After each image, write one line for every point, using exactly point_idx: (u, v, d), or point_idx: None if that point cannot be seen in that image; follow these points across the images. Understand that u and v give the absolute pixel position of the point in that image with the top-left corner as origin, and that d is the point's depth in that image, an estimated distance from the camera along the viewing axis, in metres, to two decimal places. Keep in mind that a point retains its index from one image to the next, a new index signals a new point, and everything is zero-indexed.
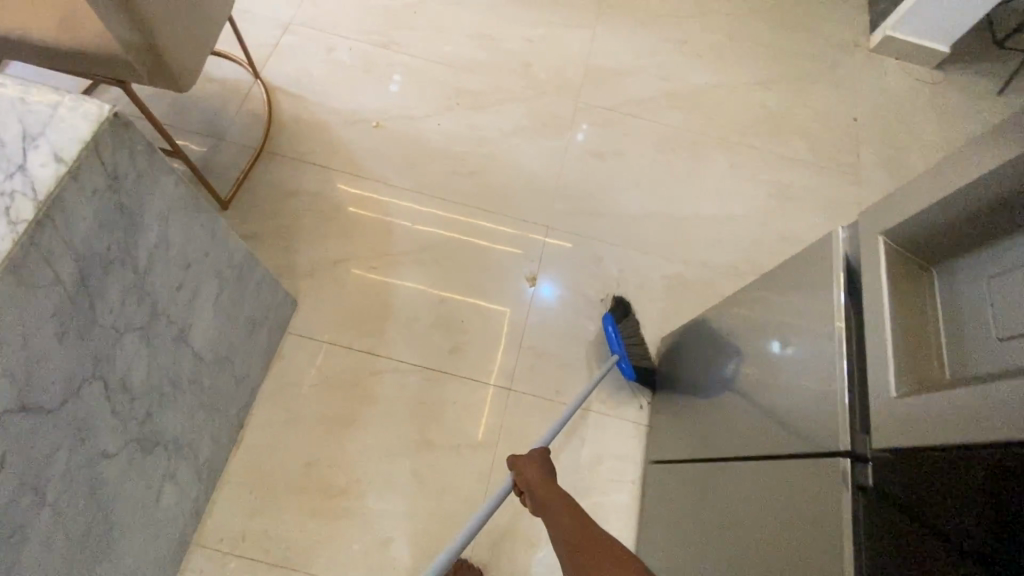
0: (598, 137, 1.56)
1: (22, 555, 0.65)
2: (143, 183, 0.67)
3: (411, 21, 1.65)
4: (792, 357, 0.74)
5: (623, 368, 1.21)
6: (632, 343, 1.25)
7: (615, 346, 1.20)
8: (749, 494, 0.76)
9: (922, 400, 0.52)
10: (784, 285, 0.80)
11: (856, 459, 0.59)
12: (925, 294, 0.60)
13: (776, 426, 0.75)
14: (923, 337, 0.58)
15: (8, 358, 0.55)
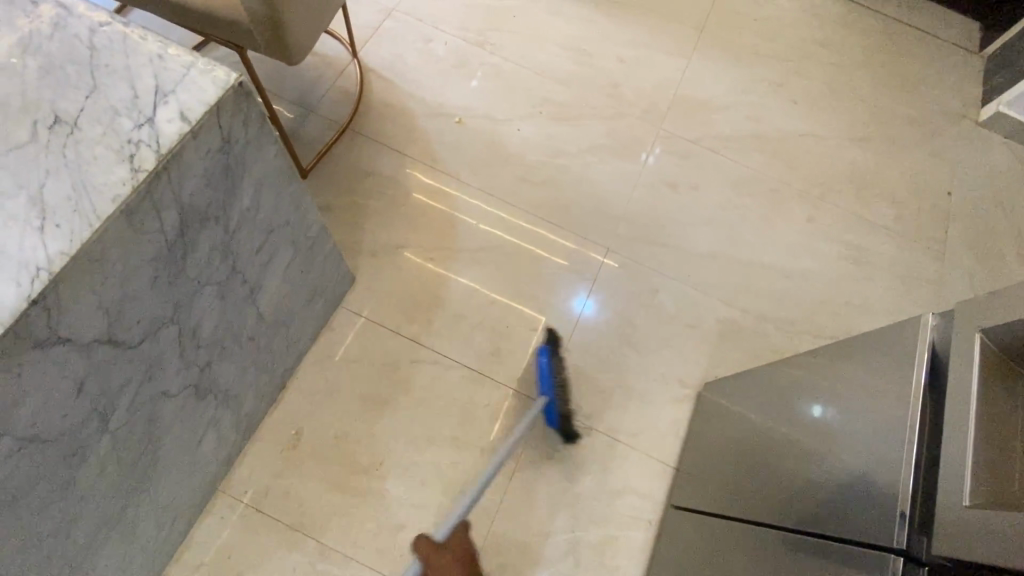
0: (675, 168, 1.53)
1: (80, 473, 0.70)
2: (249, 149, 0.71)
3: (510, 25, 1.68)
4: (845, 435, 0.71)
5: (548, 412, 1.18)
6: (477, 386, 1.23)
7: (543, 385, 1.18)
8: (774, 564, 0.74)
9: (999, 517, 0.48)
10: (852, 360, 0.77)
11: (907, 559, 0.57)
12: (1014, 402, 0.57)
13: (815, 501, 0.72)
14: (1006, 448, 0.55)
15: (105, 292, 0.59)
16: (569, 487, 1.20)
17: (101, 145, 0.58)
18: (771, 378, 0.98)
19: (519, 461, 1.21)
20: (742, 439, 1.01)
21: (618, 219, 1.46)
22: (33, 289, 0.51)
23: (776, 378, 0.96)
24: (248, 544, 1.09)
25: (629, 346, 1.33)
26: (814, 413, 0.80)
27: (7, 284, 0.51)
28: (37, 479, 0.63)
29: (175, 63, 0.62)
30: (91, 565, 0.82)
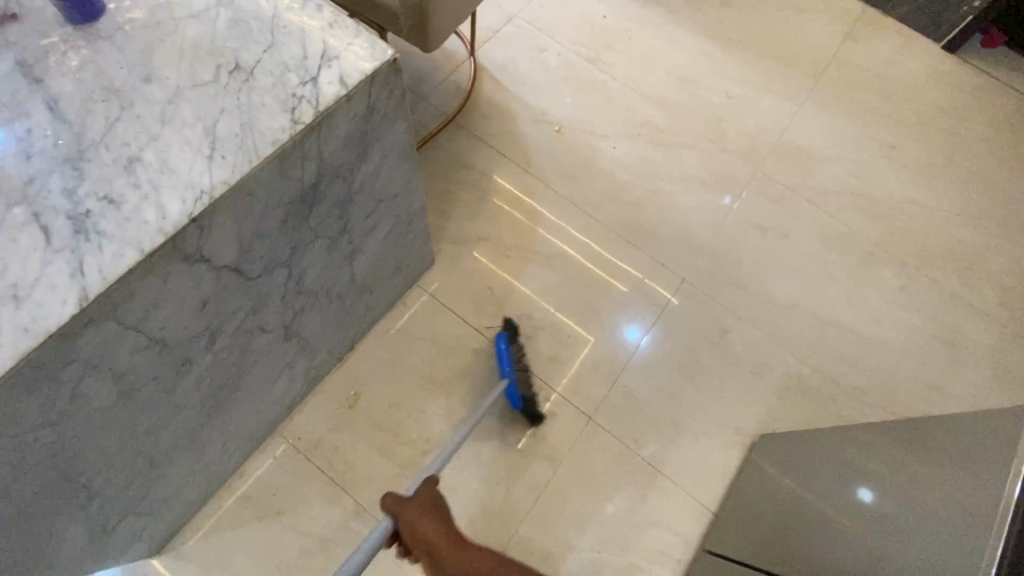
0: (766, 212, 1.50)
1: (182, 384, 0.76)
2: (386, 121, 0.76)
3: (624, 46, 1.70)
4: (915, 516, 0.68)
5: (509, 393, 1.20)
6: (524, 370, 1.23)
7: (503, 368, 1.20)
8: None
9: None
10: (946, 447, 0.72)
11: None
12: None
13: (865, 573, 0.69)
14: None
15: (245, 224, 0.65)
16: (603, 507, 1.19)
17: (269, 94, 0.64)
18: (842, 445, 0.95)
19: (558, 469, 1.21)
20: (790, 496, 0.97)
21: (698, 252, 1.44)
22: (196, 208, 0.58)
23: (850, 448, 0.92)
24: (293, 487, 1.15)
25: (689, 381, 1.31)
26: (862, 498, 0.79)
27: (176, 200, 0.58)
28: (152, 381, 0.69)
29: (344, 33, 0.68)
30: (166, 472, 0.89)
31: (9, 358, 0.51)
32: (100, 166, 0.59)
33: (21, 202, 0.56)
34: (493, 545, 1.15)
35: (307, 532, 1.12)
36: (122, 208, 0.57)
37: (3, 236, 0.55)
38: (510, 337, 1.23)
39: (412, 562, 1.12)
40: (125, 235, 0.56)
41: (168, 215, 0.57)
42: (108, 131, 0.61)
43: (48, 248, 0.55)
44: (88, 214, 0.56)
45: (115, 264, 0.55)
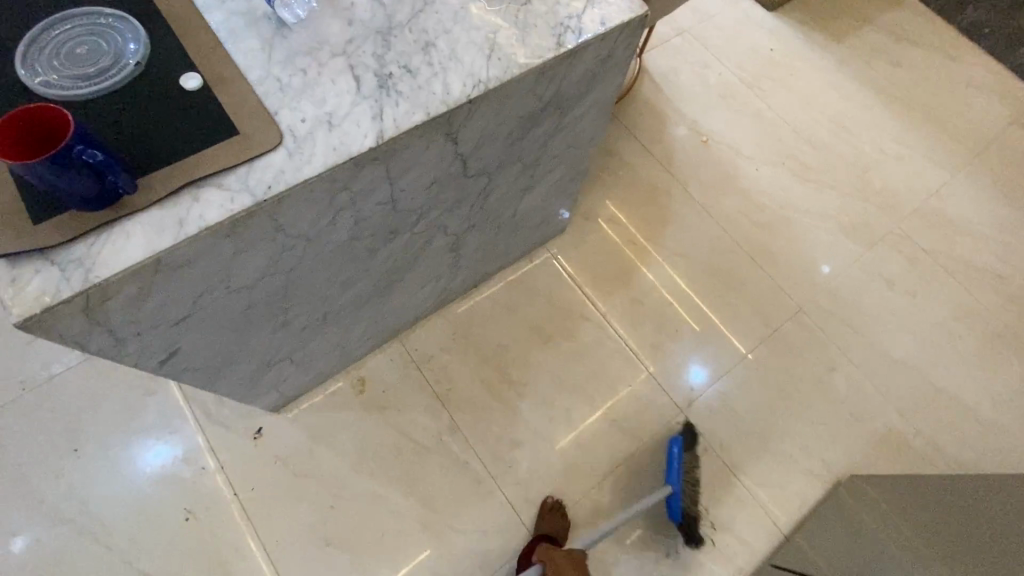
0: (896, 268, 1.50)
1: (379, 252, 0.87)
2: (612, 72, 0.86)
3: (785, 82, 1.75)
4: None
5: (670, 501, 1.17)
6: (690, 485, 1.21)
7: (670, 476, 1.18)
8: None
9: None
10: None
11: None
12: None
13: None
14: None
15: (491, 122, 0.75)
16: (686, 518, 1.18)
17: (541, 19, 0.74)
18: (941, 497, 1.00)
19: (640, 449, 1.25)
20: (892, 532, 0.98)
21: (819, 288, 1.45)
22: (473, 93, 0.68)
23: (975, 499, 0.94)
24: (400, 391, 1.25)
25: (784, 403, 1.32)
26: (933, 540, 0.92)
27: (458, 83, 0.69)
28: (368, 237, 0.81)
29: None
30: (325, 333, 1.00)
31: (319, 166, 0.62)
32: (403, 43, 0.70)
33: (341, 56, 0.69)
34: (565, 499, 1.20)
35: (403, 434, 1.22)
36: (417, 79, 0.68)
37: (325, 77, 0.67)
38: (683, 446, 1.23)
39: (489, 490, 1.19)
40: (416, 100, 0.67)
41: (450, 93, 0.68)
42: (412, 19, 0.72)
43: (357, 94, 0.66)
44: (390, 76, 0.68)
45: (407, 118, 0.66)
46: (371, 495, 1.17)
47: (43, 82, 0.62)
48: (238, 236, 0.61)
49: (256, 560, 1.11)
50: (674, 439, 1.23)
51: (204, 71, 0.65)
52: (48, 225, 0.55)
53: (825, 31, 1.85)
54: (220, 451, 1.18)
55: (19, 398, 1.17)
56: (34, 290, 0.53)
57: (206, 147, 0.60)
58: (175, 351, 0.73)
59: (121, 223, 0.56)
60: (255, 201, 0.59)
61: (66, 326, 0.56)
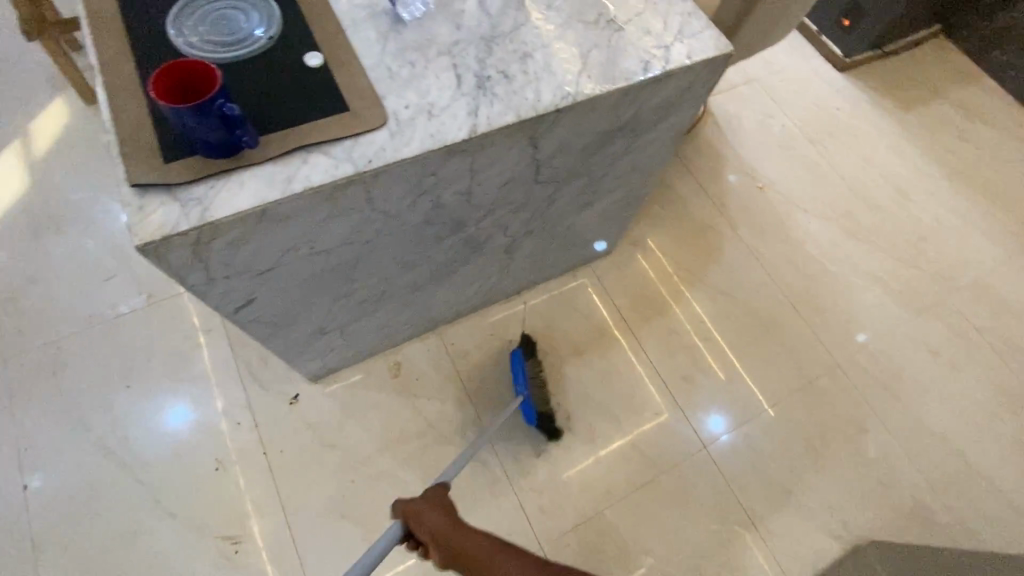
0: (941, 338, 1.48)
1: (444, 240, 0.92)
2: (688, 104, 0.90)
3: (847, 141, 1.76)
4: None
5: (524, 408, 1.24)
6: (542, 387, 1.26)
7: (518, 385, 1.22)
8: None
9: None
10: None
11: None
12: None
13: None
14: None
15: (571, 133, 0.80)
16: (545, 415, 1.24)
17: (632, 46, 0.80)
18: None
19: (658, 476, 1.25)
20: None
21: (858, 346, 1.45)
22: (561, 103, 0.74)
23: None
24: (433, 381, 1.29)
25: (810, 457, 1.31)
26: None
27: (549, 93, 0.74)
28: (438, 225, 0.86)
29: (697, 24, 0.84)
30: (377, 311, 1.06)
31: (415, 149, 0.68)
32: (503, 51, 0.77)
33: (447, 55, 0.75)
34: (578, 513, 1.20)
35: (430, 423, 1.25)
36: (512, 84, 0.74)
37: (429, 72, 0.74)
38: (526, 354, 1.26)
39: (505, 490, 1.21)
40: (509, 102, 0.73)
41: (541, 101, 0.73)
42: (514, 31, 0.79)
43: (457, 91, 0.73)
44: (488, 78, 0.74)
45: (498, 118, 0.71)
46: (390, 476, 1.19)
47: (184, 42, 0.71)
48: (334, 201, 0.67)
49: (274, 519, 1.14)
50: (516, 352, 1.25)
51: (325, 52, 0.72)
52: (177, 165, 0.62)
53: (894, 98, 1.86)
54: (256, 409, 1.22)
55: (85, 330, 1.26)
56: (156, 219, 0.60)
57: (320, 118, 0.67)
58: (251, 301, 0.79)
59: (238, 173, 0.63)
60: (356, 171, 0.65)
61: (175, 256, 0.62)
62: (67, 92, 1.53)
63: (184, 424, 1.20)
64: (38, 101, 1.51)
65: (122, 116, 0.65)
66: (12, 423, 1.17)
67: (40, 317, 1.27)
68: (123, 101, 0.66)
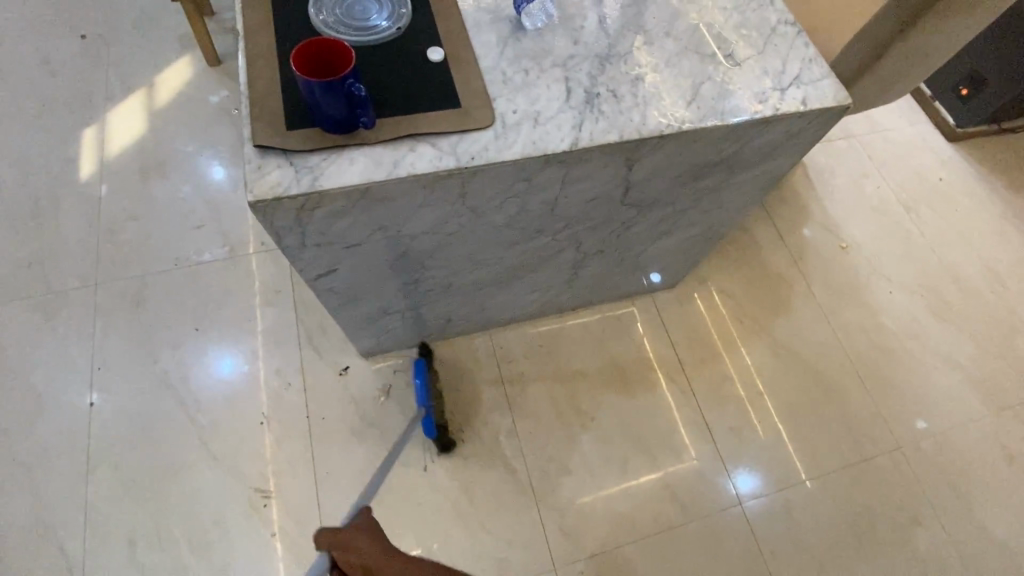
0: (1018, 442, 1.37)
1: (519, 246, 0.94)
2: (791, 151, 0.88)
3: (946, 214, 1.66)
4: None
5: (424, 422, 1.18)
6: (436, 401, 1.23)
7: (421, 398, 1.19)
8: None
9: None
10: None
11: None
12: None
13: None
14: None
15: (669, 160, 0.80)
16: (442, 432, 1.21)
17: (746, 84, 0.79)
18: None
19: (687, 523, 1.21)
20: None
21: (924, 432, 1.36)
22: (666, 130, 0.74)
23: None
24: (476, 380, 1.30)
25: (852, 538, 1.23)
26: None
27: (656, 118, 0.74)
28: (519, 230, 0.87)
29: (817, 72, 0.82)
30: (440, 302, 1.08)
31: (517, 153, 0.69)
32: (616, 71, 0.77)
33: (561, 67, 0.77)
34: (599, 543, 1.18)
35: (467, 420, 1.26)
36: (620, 104, 0.74)
37: (541, 81, 0.75)
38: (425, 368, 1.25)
39: (529, 503, 1.20)
40: (614, 121, 0.73)
41: (647, 124, 0.73)
42: (629, 53, 0.79)
43: (565, 103, 0.74)
44: (598, 95, 0.75)
45: (602, 135, 0.72)
46: (421, 464, 1.21)
47: (322, 21, 0.75)
48: (431, 189, 0.69)
49: (305, 482, 1.17)
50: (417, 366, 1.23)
51: (447, 49, 0.75)
52: (297, 133, 0.66)
53: (1006, 178, 1.74)
54: (308, 373, 1.27)
55: (170, 271, 1.36)
56: (271, 180, 0.64)
57: (433, 109, 0.70)
58: (332, 271, 0.83)
59: (350, 150, 0.66)
60: (458, 165, 0.67)
61: (279, 217, 0.66)
62: (193, 52, 1.66)
63: (239, 375, 1.26)
64: (167, 56, 1.65)
65: (256, 81, 0.70)
66: (92, 343, 1.26)
67: (134, 252, 1.37)
68: (260, 67, 0.71)
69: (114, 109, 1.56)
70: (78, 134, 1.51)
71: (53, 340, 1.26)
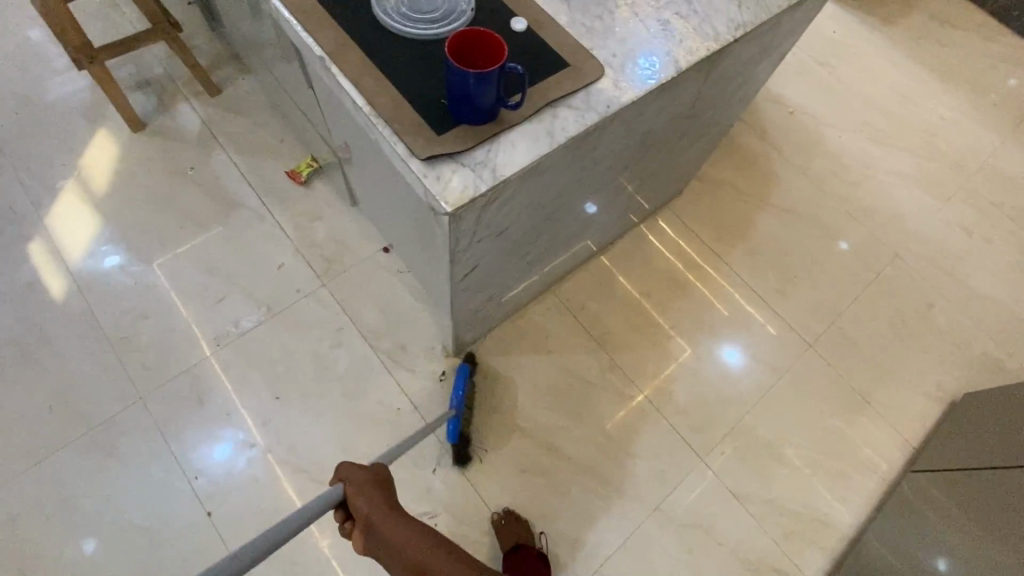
0: (969, 218, 1.68)
1: (607, 188, 1.00)
2: (802, 25, 1.00)
3: (850, 59, 1.93)
4: None
5: (450, 426, 1.18)
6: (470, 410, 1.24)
7: (454, 399, 1.19)
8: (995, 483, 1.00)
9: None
10: None
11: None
12: None
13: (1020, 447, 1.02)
14: None
15: (731, 61, 0.88)
16: (461, 441, 1.20)
17: None
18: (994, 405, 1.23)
19: (780, 379, 1.39)
20: None
21: (907, 236, 1.63)
22: (736, 34, 0.82)
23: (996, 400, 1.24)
24: (563, 335, 1.36)
25: (895, 337, 1.48)
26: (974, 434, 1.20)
27: (724, 26, 0.82)
28: (615, 170, 0.93)
29: None
30: (532, 269, 1.12)
31: (639, 91, 0.74)
32: None
33: (625, 6, 0.81)
34: (724, 424, 1.32)
35: (572, 373, 1.32)
36: (691, 22, 0.81)
37: (618, 22, 0.80)
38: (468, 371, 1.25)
39: (656, 417, 1.31)
40: (696, 39, 0.80)
41: (719, 33, 0.81)
42: None
43: (649, 36, 0.79)
44: (669, 21, 0.81)
45: (694, 53, 0.79)
46: (552, 428, 1.27)
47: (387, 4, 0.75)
48: (578, 149, 0.73)
49: (462, 487, 1.19)
50: (462, 366, 1.24)
51: (527, 17, 0.77)
52: (452, 134, 0.66)
53: (880, 15, 2.04)
54: (409, 392, 1.25)
55: (216, 352, 1.25)
56: (456, 186, 0.64)
57: (553, 76, 0.72)
58: (476, 267, 0.85)
59: (504, 135, 0.68)
60: (601, 117, 0.71)
61: (466, 220, 0.67)
62: (108, 123, 1.46)
63: (340, 422, 1.21)
64: (80, 135, 1.44)
65: (376, 99, 0.68)
66: (174, 456, 1.17)
67: (164, 350, 1.24)
68: (370, 85, 0.68)
69: (50, 214, 1.36)
70: (24, 253, 1.31)
71: (130, 472, 1.15)
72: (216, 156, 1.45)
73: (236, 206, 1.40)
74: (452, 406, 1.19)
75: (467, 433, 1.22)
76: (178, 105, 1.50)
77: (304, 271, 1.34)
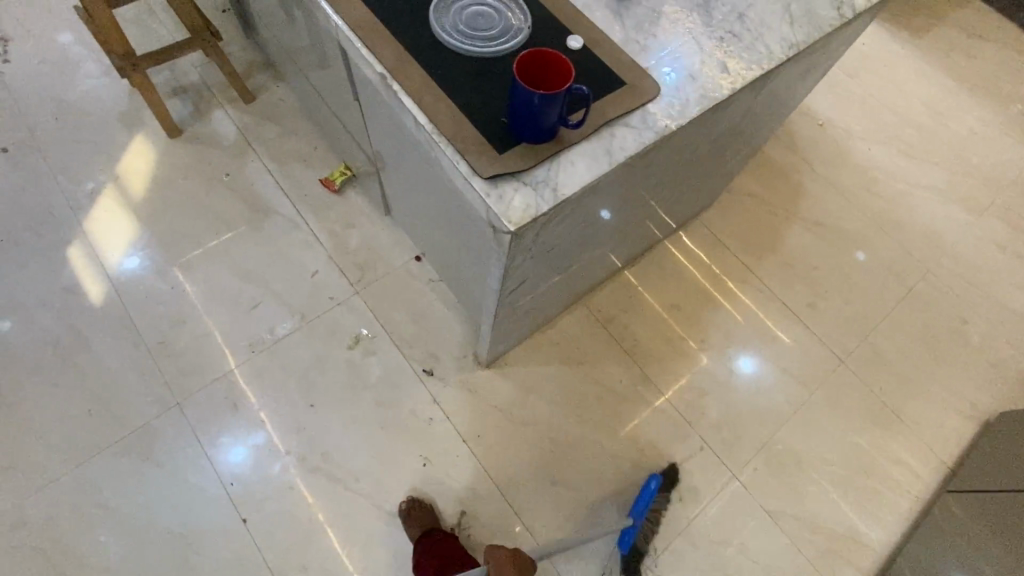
0: (1002, 233, 1.66)
1: (649, 203, 1.00)
2: (848, 42, 1.00)
3: (880, 72, 1.92)
4: None
5: (625, 536, 1.15)
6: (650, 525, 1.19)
7: (636, 510, 1.15)
8: None
9: None
10: None
11: None
12: None
13: None
14: None
15: (781, 78, 0.88)
16: (635, 554, 1.16)
17: None
18: None
19: (812, 395, 1.38)
20: None
21: (939, 251, 1.62)
22: (789, 53, 0.81)
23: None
24: (594, 346, 1.36)
25: (928, 353, 1.47)
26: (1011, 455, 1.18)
27: (777, 44, 0.82)
28: (660, 186, 0.93)
29: None
30: (570, 282, 1.12)
31: (695, 110, 0.74)
32: (720, 14, 0.83)
33: (677, 24, 0.81)
34: (756, 439, 1.31)
35: (603, 385, 1.32)
36: (743, 40, 0.81)
37: (672, 40, 0.80)
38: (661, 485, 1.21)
39: (687, 431, 1.30)
40: (749, 58, 0.80)
41: (772, 51, 0.81)
42: None
43: (702, 54, 0.79)
44: (722, 39, 0.81)
45: (747, 72, 0.78)
46: (583, 440, 1.26)
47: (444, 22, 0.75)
48: (634, 167, 0.73)
49: (494, 498, 1.19)
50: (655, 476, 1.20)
51: (582, 36, 0.77)
52: (513, 153, 0.66)
53: (910, 27, 2.03)
54: (442, 402, 1.25)
55: (251, 359, 1.26)
56: (519, 205, 0.64)
57: (610, 94, 0.73)
58: (523, 281, 0.85)
59: (564, 154, 0.68)
60: (658, 136, 0.71)
61: (526, 238, 0.67)
62: (145, 129, 1.48)
63: (374, 431, 1.22)
64: (117, 141, 1.46)
65: (437, 117, 0.68)
66: (209, 462, 1.17)
67: (200, 356, 1.25)
68: (431, 103, 0.69)
69: (88, 218, 1.37)
70: (63, 257, 1.33)
71: (166, 477, 1.16)
72: (251, 163, 1.46)
73: (270, 213, 1.41)
74: (632, 516, 1.16)
75: (641, 546, 1.17)
76: (214, 112, 1.52)
77: (338, 279, 1.35)
